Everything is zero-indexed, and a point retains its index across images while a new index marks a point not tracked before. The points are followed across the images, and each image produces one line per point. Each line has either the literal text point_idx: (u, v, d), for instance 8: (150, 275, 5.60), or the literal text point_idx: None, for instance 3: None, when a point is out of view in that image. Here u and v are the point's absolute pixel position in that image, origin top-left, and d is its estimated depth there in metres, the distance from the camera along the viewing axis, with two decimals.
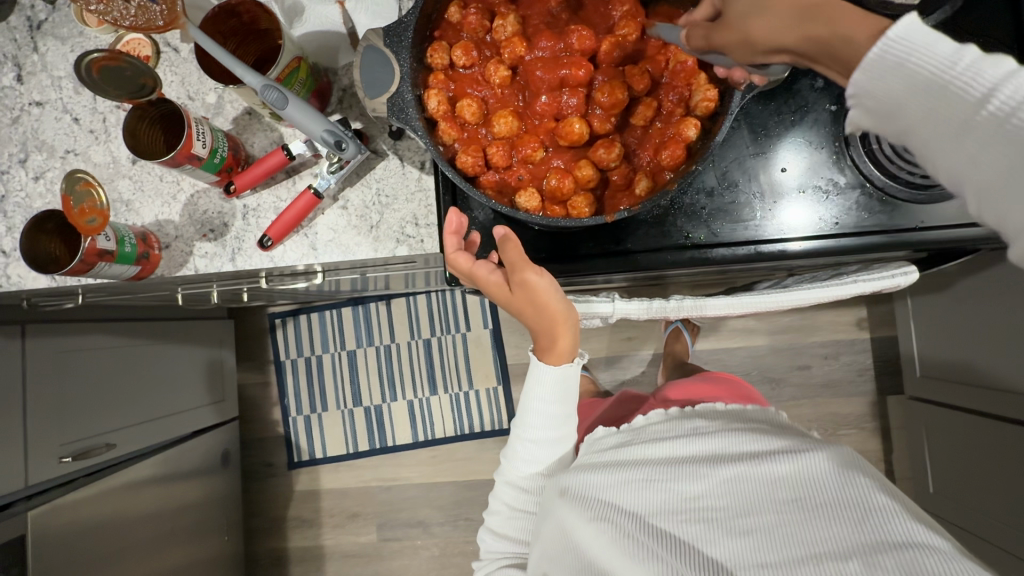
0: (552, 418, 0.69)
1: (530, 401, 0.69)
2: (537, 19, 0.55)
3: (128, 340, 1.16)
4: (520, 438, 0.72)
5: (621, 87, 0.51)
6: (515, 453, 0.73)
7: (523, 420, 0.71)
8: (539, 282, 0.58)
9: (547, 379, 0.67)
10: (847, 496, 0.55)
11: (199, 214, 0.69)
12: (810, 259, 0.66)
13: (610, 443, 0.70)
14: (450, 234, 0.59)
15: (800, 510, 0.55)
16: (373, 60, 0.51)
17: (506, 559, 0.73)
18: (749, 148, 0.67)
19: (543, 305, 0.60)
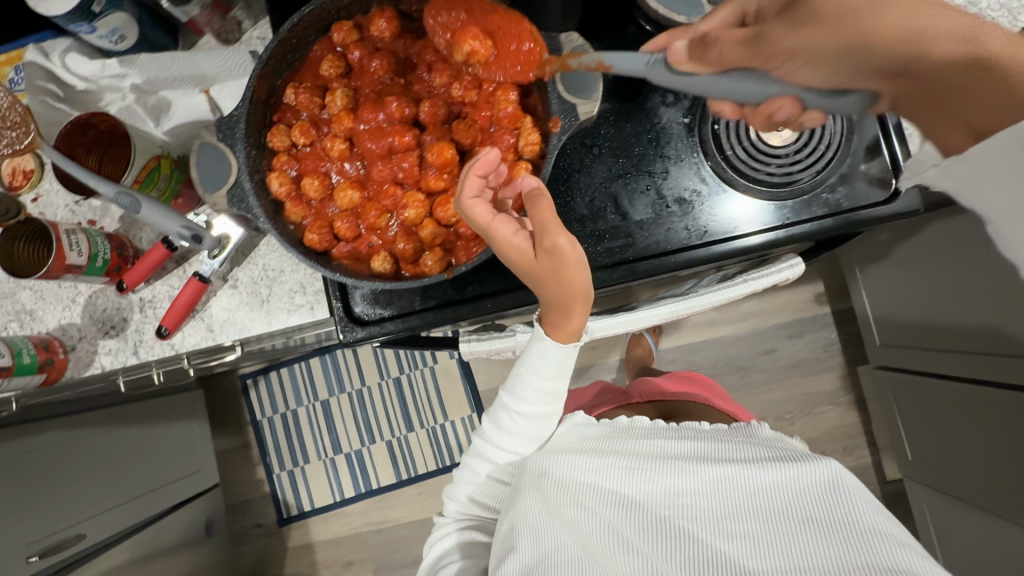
0: (545, 393, 0.66)
1: (526, 374, 0.65)
2: (367, 89, 0.57)
3: (89, 429, 1.18)
4: (508, 408, 0.69)
5: (448, 146, 0.53)
6: (501, 423, 0.70)
7: (514, 392, 0.68)
8: (570, 255, 0.48)
9: (550, 354, 0.63)
10: (838, 512, 0.54)
11: (99, 313, 0.71)
12: (753, 253, 0.66)
13: (590, 434, 0.71)
14: (475, 174, 0.47)
15: (788, 522, 0.54)
16: (208, 156, 0.53)
17: (465, 519, 0.75)
18: (613, 170, 0.68)
19: (566, 282, 0.50)
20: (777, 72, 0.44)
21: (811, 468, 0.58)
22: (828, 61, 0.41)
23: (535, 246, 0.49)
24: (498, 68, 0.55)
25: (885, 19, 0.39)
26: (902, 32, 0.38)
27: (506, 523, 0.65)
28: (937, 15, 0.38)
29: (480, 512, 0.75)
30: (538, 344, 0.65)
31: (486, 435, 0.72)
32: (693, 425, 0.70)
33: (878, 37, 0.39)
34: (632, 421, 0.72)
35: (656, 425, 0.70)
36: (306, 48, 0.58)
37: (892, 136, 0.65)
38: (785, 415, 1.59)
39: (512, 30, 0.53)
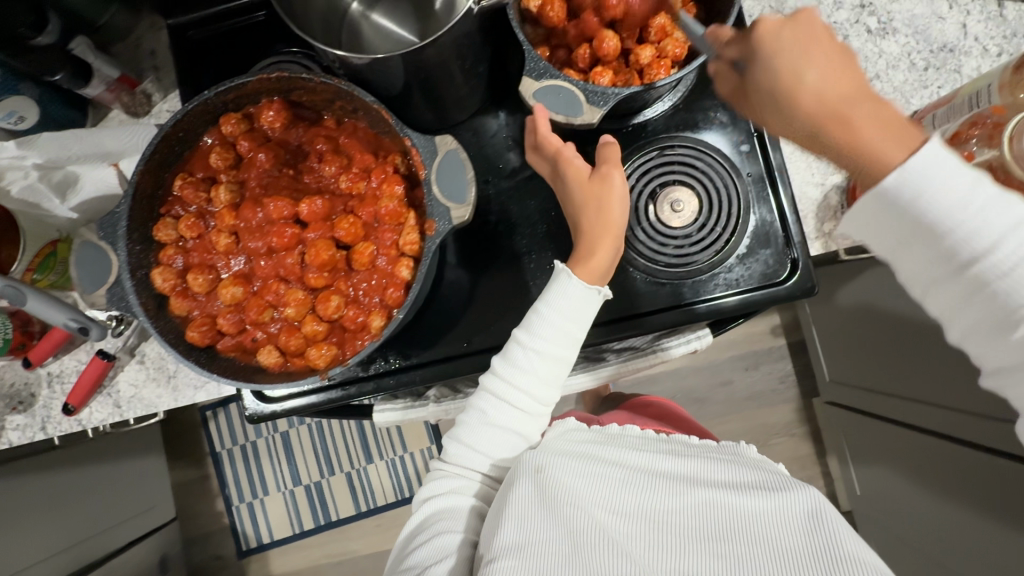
0: (565, 337, 0.60)
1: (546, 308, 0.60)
2: (254, 182, 0.57)
3: (33, 474, 1.17)
4: (522, 349, 0.61)
5: (327, 245, 0.54)
6: (513, 365, 0.62)
7: (534, 330, 0.61)
8: (616, 183, 0.61)
9: (574, 288, 0.60)
10: (822, 542, 0.50)
11: (7, 388, 0.71)
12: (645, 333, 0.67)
13: (583, 436, 0.65)
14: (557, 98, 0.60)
15: (778, 552, 0.50)
16: (86, 255, 0.54)
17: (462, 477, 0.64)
18: (517, 248, 0.70)
19: (606, 208, 0.61)
20: None
21: (799, 497, 0.54)
22: None
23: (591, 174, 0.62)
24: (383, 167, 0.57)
25: None
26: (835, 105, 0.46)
27: (492, 510, 0.58)
28: None
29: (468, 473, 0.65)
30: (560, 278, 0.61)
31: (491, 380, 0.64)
32: (681, 439, 0.67)
33: None
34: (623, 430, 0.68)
35: (646, 438, 0.66)
36: (196, 140, 0.58)
37: (790, 216, 0.65)
38: None
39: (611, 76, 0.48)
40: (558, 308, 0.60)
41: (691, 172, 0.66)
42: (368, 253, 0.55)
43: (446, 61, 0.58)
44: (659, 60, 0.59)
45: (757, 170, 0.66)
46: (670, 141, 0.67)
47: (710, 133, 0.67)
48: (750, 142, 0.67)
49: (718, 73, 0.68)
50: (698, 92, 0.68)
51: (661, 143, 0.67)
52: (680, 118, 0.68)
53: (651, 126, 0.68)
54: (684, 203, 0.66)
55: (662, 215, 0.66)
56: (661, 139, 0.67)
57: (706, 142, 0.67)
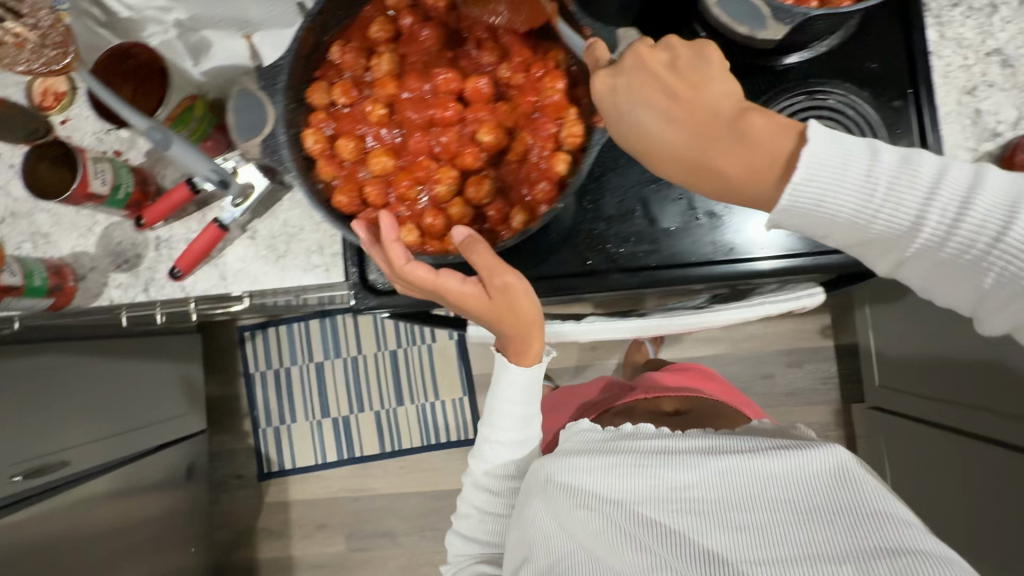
0: (521, 419, 0.71)
1: (498, 405, 0.71)
2: (414, 57, 0.56)
3: (87, 358, 1.17)
4: (488, 440, 0.74)
5: (489, 129, 0.53)
6: (485, 455, 0.74)
7: (492, 423, 0.73)
8: (517, 281, 0.52)
9: (520, 380, 0.68)
10: (843, 500, 0.52)
11: (113, 246, 0.71)
12: (762, 277, 0.66)
13: (593, 439, 0.66)
14: (393, 246, 0.48)
15: (795, 512, 0.52)
16: (246, 103, 0.53)
17: (473, 558, 0.76)
18: (647, 174, 0.67)
19: (519, 314, 0.54)
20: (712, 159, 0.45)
21: (815, 455, 0.56)
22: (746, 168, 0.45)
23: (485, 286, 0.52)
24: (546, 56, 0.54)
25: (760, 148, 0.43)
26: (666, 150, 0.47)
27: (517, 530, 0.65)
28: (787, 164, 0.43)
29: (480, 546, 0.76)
30: (508, 373, 0.69)
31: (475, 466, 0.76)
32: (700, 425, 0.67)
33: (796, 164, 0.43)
34: (638, 428, 0.67)
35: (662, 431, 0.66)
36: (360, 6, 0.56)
37: None
38: None
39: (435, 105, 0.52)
40: (508, 399, 0.70)
41: (838, 120, 0.65)
42: (525, 143, 0.54)
43: None
44: None
45: (908, 126, 0.64)
46: (823, 87, 0.65)
47: (862, 83, 0.65)
48: (904, 97, 0.64)
49: (880, 22, 0.65)
50: (858, 42, 0.66)
51: (810, 87, 0.65)
52: (834, 64, 0.66)
53: (797, 70, 0.66)
54: None
55: None
56: (811, 84, 0.65)
57: (860, 91, 0.65)
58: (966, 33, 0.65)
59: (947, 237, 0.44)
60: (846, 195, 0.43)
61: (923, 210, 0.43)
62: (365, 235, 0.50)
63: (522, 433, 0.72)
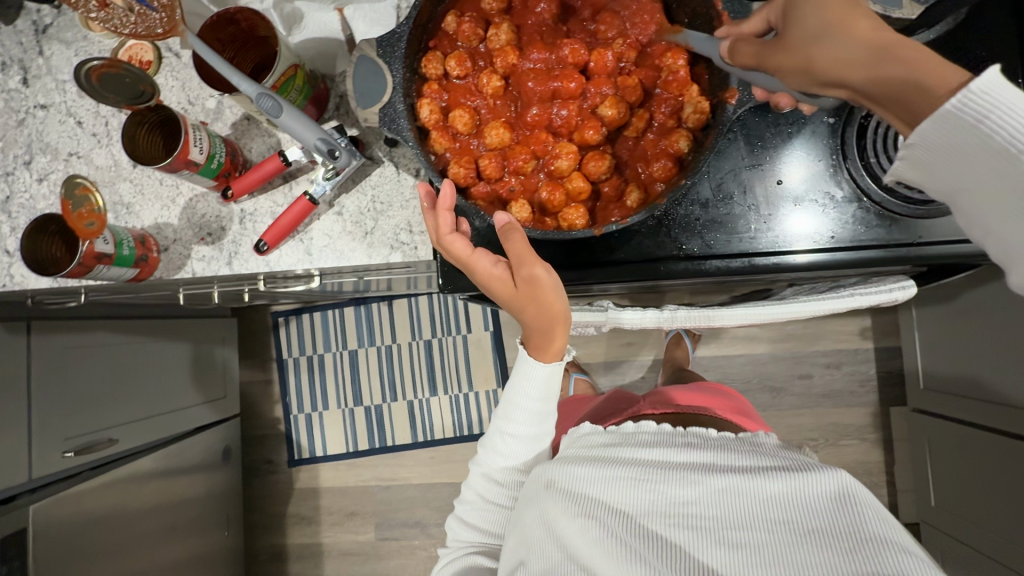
0: (534, 414, 0.69)
1: (515, 396, 0.69)
2: (531, 29, 0.55)
3: (136, 336, 1.17)
4: (501, 432, 0.71)
5: (613, 102, 0.52)
6: (493, 445, 0.72)
7: (507, 414, 0.70)
8: (546, 275, 0.49)
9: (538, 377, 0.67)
10: (843, 524, 0.51)
11: (197, 218, 0.70)
12: (860, 266, 0.65)
13: (597, 441, 0.64)
14: (444, 212, 0.50)
15: (793, 533, 0.51)
16: (367, 69, 0.51)
17: (470, 546, 0.73)
18: (745, 159, 0.66)
19: (546, 309, 0.51)
20: (783, 77, 0.45)
21: (818, 478, 0.54)
22: (801, 74, 0.43)
23: (514, 276, 0.50)
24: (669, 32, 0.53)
25: (829, 49, 0.41)
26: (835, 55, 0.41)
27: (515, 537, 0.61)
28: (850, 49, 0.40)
29: (482, 538, 0.73)
30: (526, 367, 0.68)
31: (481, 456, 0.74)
32: (700, 431, 0.66)
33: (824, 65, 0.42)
34: (638, 429, 0.66)
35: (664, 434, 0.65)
36: None
37: None
38: (808, 442, 1.58)
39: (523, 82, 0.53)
40: (523, 392, 0.68)
41: None
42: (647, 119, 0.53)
43: None
44: None
45: None
46: None
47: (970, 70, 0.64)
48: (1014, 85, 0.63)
49: (991, 9, 0.64)
50: (965, 30, 0.65)
51: None
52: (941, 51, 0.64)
53: None
54: None
55: None
56: None
57: None
58: None
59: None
60: (1010, 117, 0.37)
61: None
62: (428, 199, 0.51)
63: (535, 427, 0.70)
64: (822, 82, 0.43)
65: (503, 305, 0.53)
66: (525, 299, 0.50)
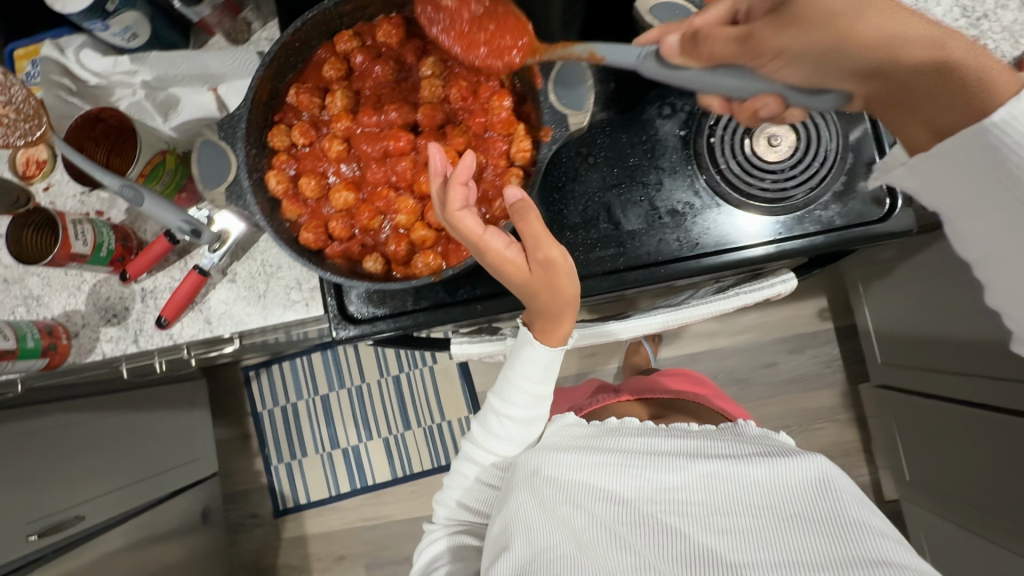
0: (531, 398, 0.68)
1: (513, 380, 0.67)
2: (367, 93, 0.59)
3: (97, 412, 1.20)
4: (497, 413, 0.70)
5: (444, 152, 0.55)
6: (489, 429, 0.71)
7: (503, 398, 0.69)
8: (559, 257, 0.51)
9: (541, 361, 0.66)
10: (823, 509, 0.55)
11: (102, 301, 0.73)
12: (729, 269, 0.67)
13: (580, 433, 0.69)
14: (460, 185, 0.48)
15: (778, 517, 0.54)
16: (209, 154, 0.55)
17: (457, 525, 0.74)
18: (606, 180, 0.69)
19: (558, 292, 0.53)
20: (766, 69, 0.48)
21: (798, 464, 0.59)
22: (809, 62, 0.46)
23: (528, 260, 0.51)
24: (491, 82, 0.58)
25: (867, 24, 0.43)
26: (880, 37, 0.42)
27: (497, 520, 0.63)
28: (907, 23, 0.42)
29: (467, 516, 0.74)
30: (528, 350, 0.66)
31: (475, 437, 0.73)
32: (681, 425, 0.70)
33: (856, 44, 0.43)
34: (621, 422, 0.70)
35: (645, 426, 0.69)
36: (310, 51, 0.59)
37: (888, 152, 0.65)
38: (782, 430, 1.58)
39: (365, 143, 0.56)
40: (523, 375, 0.66)
41: None
42: (478, 162, 0.56)
43: None
44: None
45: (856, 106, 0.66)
46: None
47: None
48: None
49: None
50: None
51: None
52: None
53: None
54: (782, 137, 0.65)
55: (758, 149, 0.65)
56: None
57: None
58: None
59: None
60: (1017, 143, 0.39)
61: None
62: (440, 169, 0.49)
63: (536, 409, 0.69)
64: (849, 65, 0.44)
65: (514, 286, 0.53)
66: (540, 283, 0.51)
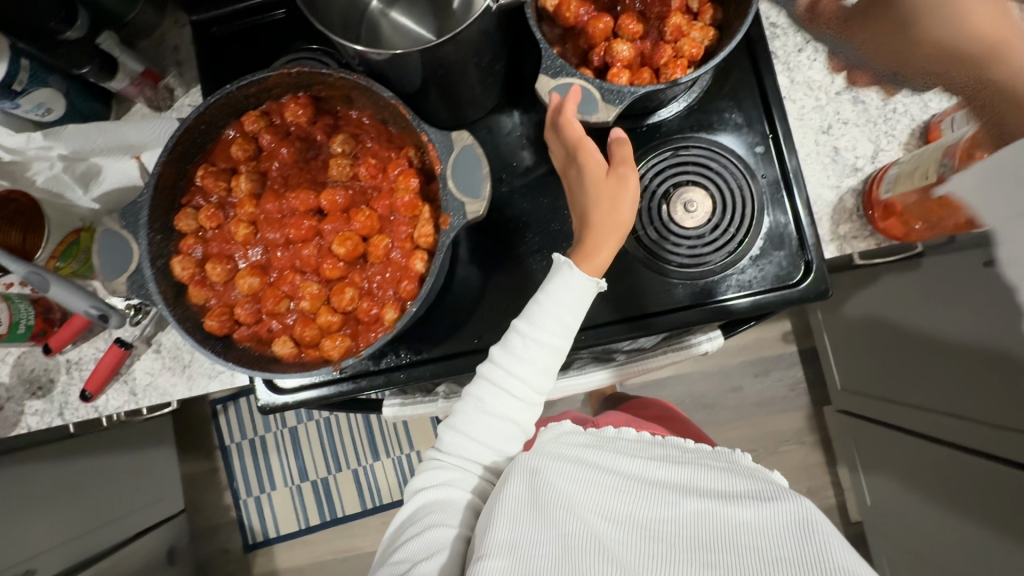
0: (560, 326, 0.59)
1: (543, 298, 0.59)
2: (274, 174, 0.59)
3: (52, 460, 1.19)
4: (518, 333, 0.60)
5: (347, 236, 0.55)
6: (507, 356, 0.61)
7: (530, 318, 0.60)
8: (631, 184, 0.60)
9: (577, 281, 0.59)
10: (817, 561, 0.49)
11: (27, 373, 0.72)
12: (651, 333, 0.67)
13: (578, 440, 0.63)
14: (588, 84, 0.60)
15: (764, 561, 0.48)
16: (109, 242, 0.55)
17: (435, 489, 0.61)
18: (528, 246, 0.70)
19: (619, 208, 0.60)
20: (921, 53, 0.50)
21: (790, 506, 0.52)
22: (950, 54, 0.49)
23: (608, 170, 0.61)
24: (398, 163, 0.58)
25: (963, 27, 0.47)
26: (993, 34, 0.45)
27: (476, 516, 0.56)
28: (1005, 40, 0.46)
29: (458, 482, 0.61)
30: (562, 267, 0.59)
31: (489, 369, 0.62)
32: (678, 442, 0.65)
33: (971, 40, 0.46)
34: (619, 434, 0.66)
35: (644, 441, 0.64)
36: (217, 132, 0.59)
37: (805, 215, 0.65)
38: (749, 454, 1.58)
39: (270, 227, 0.56)
40: (558, 299, 0.59)
41: (705, 174, 0.66)
42: (382, 245, 0.56)
43: (462, 58, 0.58)
44: (676, 59, 0.59)
45: (772, 169, 0.66)
46: (685, 141, 0.67)
47: (726, 132, 0.67)
48: (766, 142, 0.67)
49: (733, 75, 0.68)
50: (714, 95, 0.68)
51: (674, 144, 0.67)
52: (695, 117, 0.68)
53: (661, 129, 0.68)
54: (697, 203, 0.66)
55: (675, 215, 0.66)
56: (675, 139, 0.67)
57: (723, 141, 0.67)
58: (815, 75, 0.67)
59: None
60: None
61: None
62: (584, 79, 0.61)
63: (543, 377, 0.61)
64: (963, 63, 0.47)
65: (589, 186, 0.60)
66: (615, 185, 0.60)
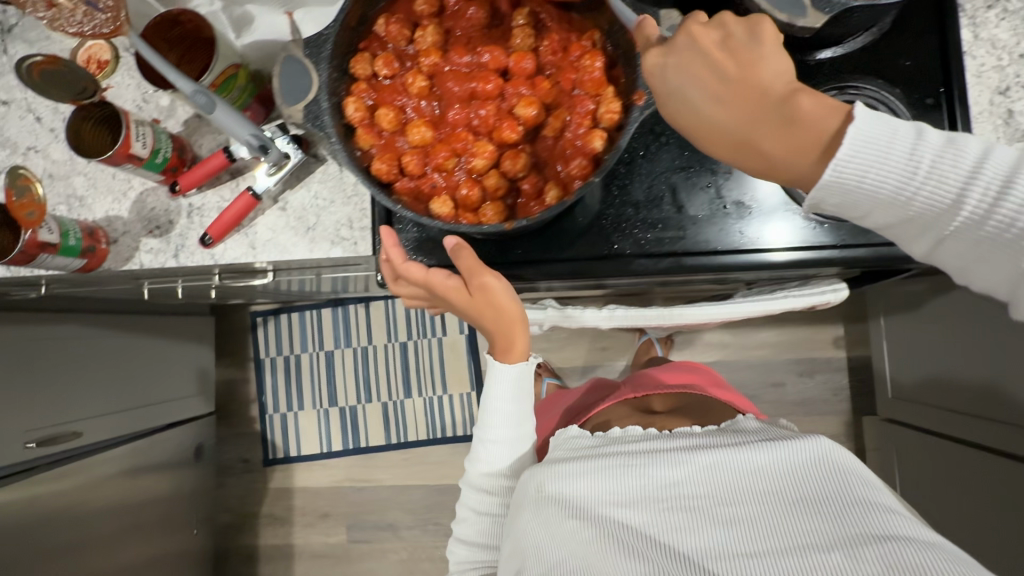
0: (510, 416, 0.68)
1: (489, 400, 0.69)
2: (457, 34, 0.58)
3: (109, 331, 1.18)
4: (481, 439, 0.70)
5: (531, 102, 0.54)
6: (476, 458, 0.70)
7: (483, 422, 0.69)
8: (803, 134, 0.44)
9: (507, 377, 0.67)
10: (826, 487, 0.50)
11: (146, 211, 0.72)
12: (791, 268, 0.66)
13: (585, 443, 0.61)
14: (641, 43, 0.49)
15: (784, 503, 0.49)
16: (292, 69, 0.53)
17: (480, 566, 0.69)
18: (677, 161, 0.68)
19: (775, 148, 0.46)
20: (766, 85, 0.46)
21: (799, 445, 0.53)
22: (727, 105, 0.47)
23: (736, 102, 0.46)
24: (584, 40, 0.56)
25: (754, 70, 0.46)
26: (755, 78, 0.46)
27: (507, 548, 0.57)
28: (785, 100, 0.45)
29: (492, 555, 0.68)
30: (496, 373, 0.68)
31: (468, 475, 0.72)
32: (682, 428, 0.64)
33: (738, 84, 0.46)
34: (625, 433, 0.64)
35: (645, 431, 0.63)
36: None
37: None
38: None
39: (453, 82, 0.56)
40: (498, 394, 0.68)
41: None
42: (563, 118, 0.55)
43: None
44: None
45: (939, 123, 0.65)
46: (854, 82, 0.66)
47: (895, 79, 0.66)
48: (937, 95, 0.65)
49: (912, 25, 0.66)
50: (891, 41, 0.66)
51: (842, 82, 0.66)
52: (867, 60, 0.67)
53: (829, 66, 0.67)
54: None
55: None
56: (844, 78, 0.66)
57: (891, 88, 0.66)
58: (1001, 34, 0.65)
59: (999, 199, 0.43)
60: (888, 169, 0.44)
61: (970, 179, 0.44)
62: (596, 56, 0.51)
63: (505, 454, 0.69)
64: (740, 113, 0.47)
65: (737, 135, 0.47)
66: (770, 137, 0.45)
